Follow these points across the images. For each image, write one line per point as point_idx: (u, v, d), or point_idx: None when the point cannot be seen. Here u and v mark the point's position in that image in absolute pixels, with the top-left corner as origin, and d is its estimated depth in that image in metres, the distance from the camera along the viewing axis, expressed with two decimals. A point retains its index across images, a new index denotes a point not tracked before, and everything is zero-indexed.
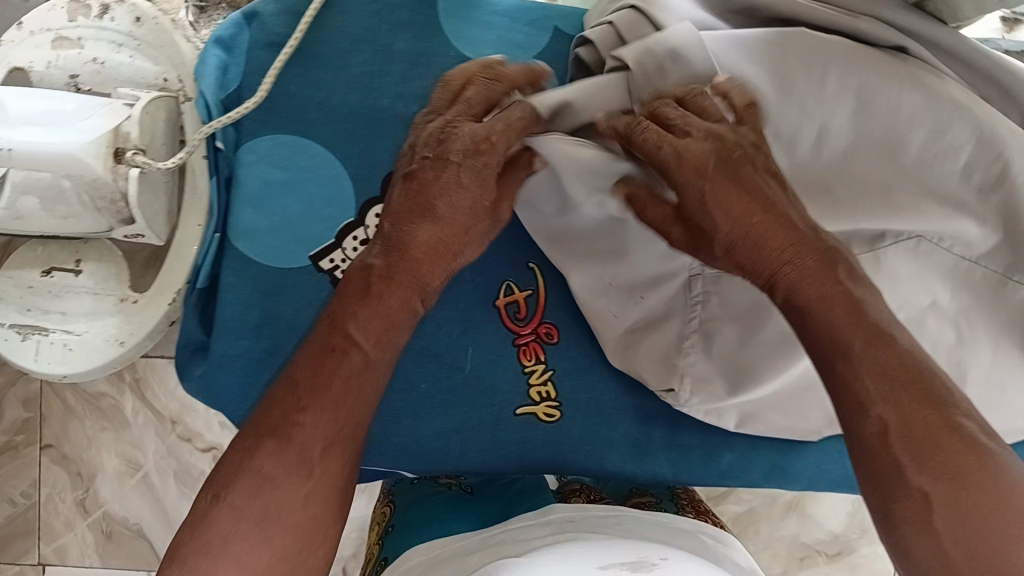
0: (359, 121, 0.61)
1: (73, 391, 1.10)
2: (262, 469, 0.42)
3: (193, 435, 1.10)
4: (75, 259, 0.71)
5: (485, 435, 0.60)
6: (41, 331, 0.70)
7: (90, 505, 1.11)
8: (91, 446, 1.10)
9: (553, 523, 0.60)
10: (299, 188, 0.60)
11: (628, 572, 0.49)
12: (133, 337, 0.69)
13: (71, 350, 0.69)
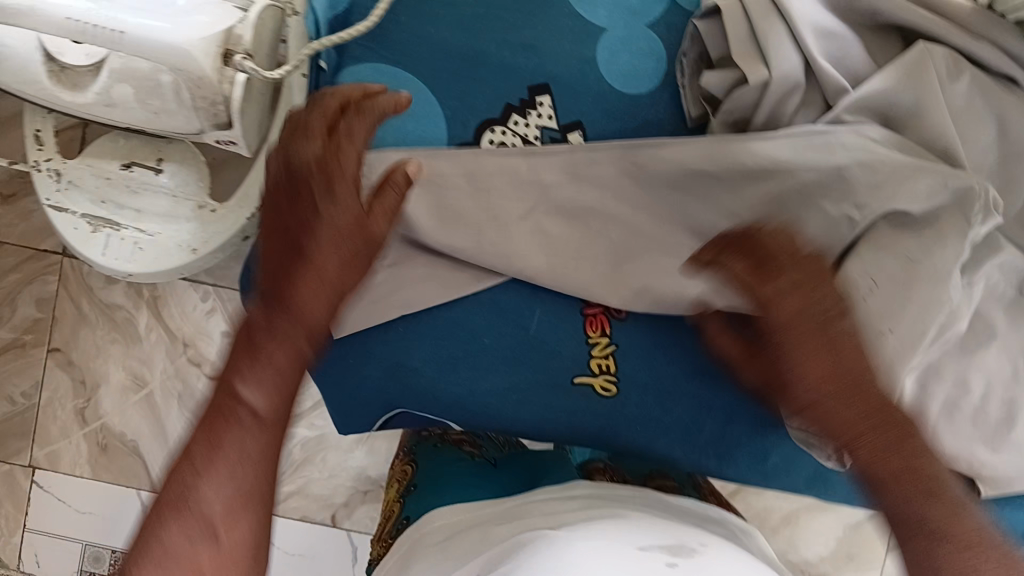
0: (462, 64, 0.66)
1: (88, 298, 1.09)
2: (201, 487, 0.48)
3: (203, 360, 1.09)
4: (155, 157, 0.77)
5: (541, 398, 0.65)
6: (115, 225, 0.78)
7: (89, 415, 1.10)
8: (99, 356, 1.09)
9: (581, 497, 0.66)
10: (394, 119, 0.65)
11: (668, 553, 0.54)
12: (204, 246, 0.78)
13: (140, 249, 0.77)
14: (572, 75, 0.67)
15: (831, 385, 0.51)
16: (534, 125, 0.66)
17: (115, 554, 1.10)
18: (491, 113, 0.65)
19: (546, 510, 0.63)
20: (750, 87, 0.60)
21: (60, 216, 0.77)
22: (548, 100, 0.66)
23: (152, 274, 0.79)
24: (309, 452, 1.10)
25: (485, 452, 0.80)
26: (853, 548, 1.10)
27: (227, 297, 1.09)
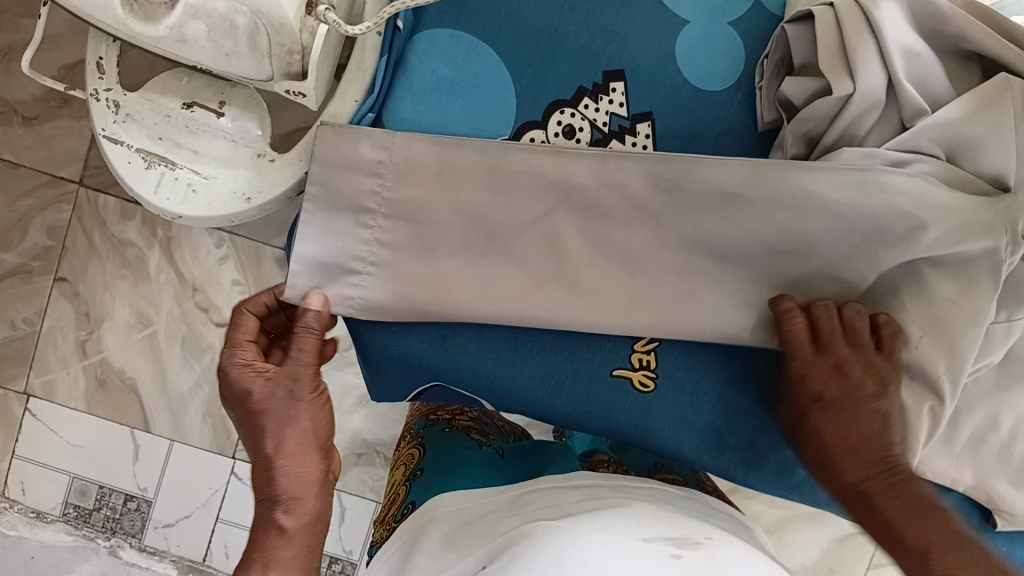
0: (541, 41, 0.68)
1: (101, 231, 1.07)
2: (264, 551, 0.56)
3: (210, 307, 1.08)
4: (218, 100, 0.77)
5: (579, 387, 0.68)
6: (169, 164, 0.76)
7: (89, 349, 1.09)
8: (106, 291, 1.08)
9: (584, 488, 0.65)
10: (463, 87, 0.67)
11: (674, 545, 0.54)
12: (260, 196, 0.75)
13: (194, 191, 0.76)
14: (648, 67, 0.69)
15: (875, 495, 0.57)
16: (603, 112, 0.68)
17: (100, 490, 1.10)
18: (563, 95, 0.68)
19: (546, 502, 0.62)
20: (829, 100, 0.61)
21: (112, 147, 0.75)
22: (621, 88, 0.69)
23: (203, 219, 0.77)
24: None
25: (491, 442, 0.82)
26: (835, 562, 1.11)
27: (242, 246, 1.07)
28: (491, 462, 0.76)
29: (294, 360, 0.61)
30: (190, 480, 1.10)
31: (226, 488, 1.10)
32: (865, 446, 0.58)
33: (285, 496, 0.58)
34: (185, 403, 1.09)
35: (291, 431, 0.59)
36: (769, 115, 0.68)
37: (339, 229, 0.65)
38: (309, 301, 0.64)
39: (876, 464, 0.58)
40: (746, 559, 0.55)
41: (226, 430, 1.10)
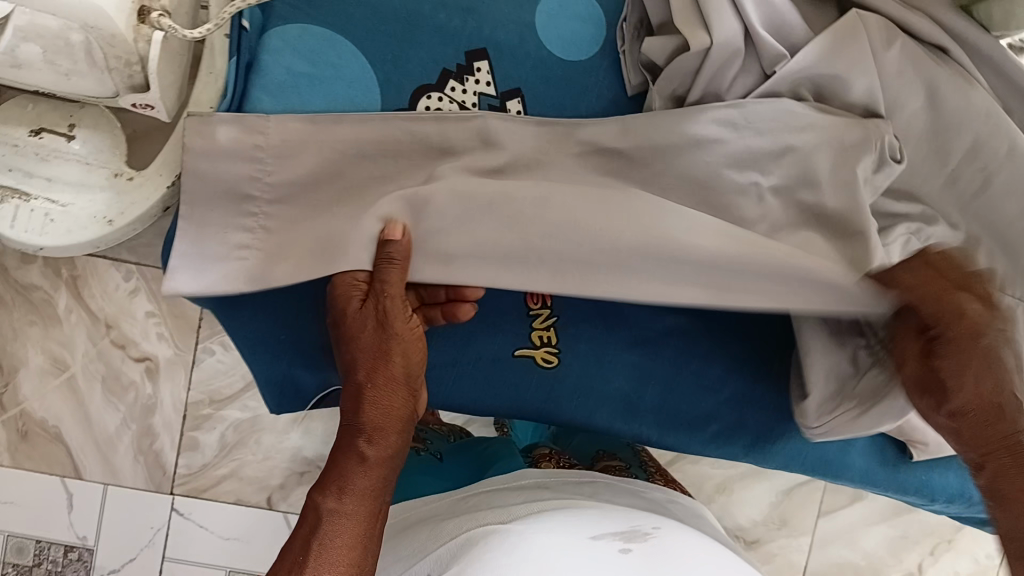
0: (396, 24, 0.71)
1: (3, 278, 1.03)
2: (343, 486, 0.61)
3: (127, 342, 1.04)
4: (67, 123, 0.78)
5: (480, 374, 0.75)
6: (22, 195, 0.78)
7: (7, 401, 1.05)
8: (16, 339, 1.04)
9: (527, 489, 0.67)
10: (320, 79, 0.70)
11: (621, 541, 0.57)
12: (117, 217, 0.78)
13: (52, 220, 0.78)
14: (509, 42, 0.73)
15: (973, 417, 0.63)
16: (471, 92, 0.72)
17: (38, 544, 1.07)
18: (428, 79, 0.72)
19: (494, 503, 0.64)
20: (691, 56, 0.67)
21: None
22: (485, 67, 0.72)
23: (63, 247, 0.79)
24: (242, 435, 1.07)
25: (431, 446, 0.82)
26: (786, 513, 1.13)
27: (152, 276, 1.04)
28: (434, 471, 0.76)
29: (383, 295, 0.66)
30: (130, 522, 1.07)
31: (168, 525, 1.07)
32: (979, 381, 0.63)
33: (369, 427, 0.63)
34: (113, 443, 1.06)
35: (387, 365, 0.65)
36: (638, 78, 0.73)
37: (215, 235, 0.69)
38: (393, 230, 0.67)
39: (995, 431, 0.62)
40: (688, 545, 0.59)
41: (162, 466, 1.07)
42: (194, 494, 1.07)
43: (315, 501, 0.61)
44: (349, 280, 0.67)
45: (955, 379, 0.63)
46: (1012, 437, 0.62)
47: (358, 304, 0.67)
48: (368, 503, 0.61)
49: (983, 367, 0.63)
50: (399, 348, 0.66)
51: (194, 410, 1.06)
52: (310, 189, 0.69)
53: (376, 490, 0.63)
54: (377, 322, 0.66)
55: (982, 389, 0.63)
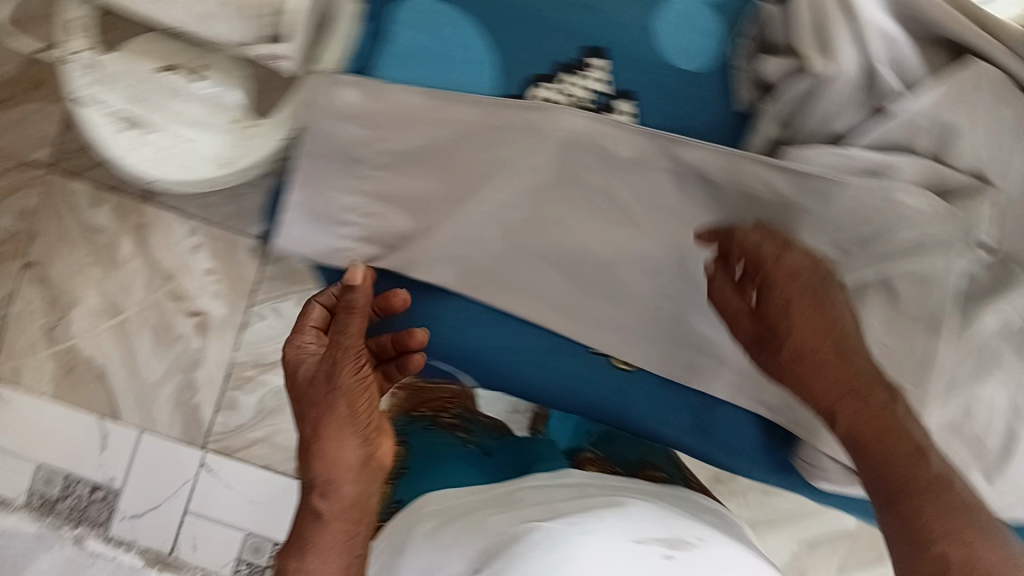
0: (519, 14, 0.73)
1: (72, 216, 1.05)
2: (314, 513, 0.61)
3: (183, 295, 1.06)
4: (198, 65, 0.86)
5: (550, 364, 0.75)
6: (148, 127, 0.87)
7: (58, 335, 1.07)
8: (76, 276, 1.06)
9: (573, 486, 0.68)
10: (443, 56, 0.72)
11: (668, 548, 0.57)
12: (234, 160, 0.87)
13: (171, 153, 0.87)
14: (624, 42, 0.73)
15: (830, 358, 0.57)
16: (582, 86, 0.73)
17: (66, 479, 1.08)
18: (542, 70, 0.73)
19: (534, 498, 0.64)
20: (813, 81, 0.66)
21: (94, 109, 0.85)
22: (597, 64, 0.73)
23: (176, 178, 0.88)
24: (280, 401, 1.09)
25: (477, 437, 0.83)
26: (806, 562, 1.11)
27: (216, 235, 1.05)
28: (479, 460, 0.77)
29: (335, 350, 0.68)
30: (159, 471, 1.09)
31: (196, 479, 1.09)
32: (931, 494, 0.50)
33: (322, 479, 0.62)
34: (155, 391, 1.08)
35: (334, 405, 0.65)
36: (747, 94, 0.73)
37: (334, 191, 0.75)
38: (355, 272, 0.73)
39: (905, 540, 0.50)
40: (725, 552, 0.60)
41: (198, 420, 1.08)
42: (226, 452, 1.09)
43: (282, 555, 0.60)
44: (302, 341, 0.70)
45: (887, 458, 0.53)
46: (955, 497, 0.50)
47: (312, 361, 0.69)
48: (342, 533, 0.59)
49: (886, 428, 0.54)
50: (348, 391, 0.65)
51: (238, 371, 1.08)
52: (423, 171, 0.73)
53: (338, 542, 0.59)
54: (325, 378, 0.66)
55: (900, 464, 0.52)
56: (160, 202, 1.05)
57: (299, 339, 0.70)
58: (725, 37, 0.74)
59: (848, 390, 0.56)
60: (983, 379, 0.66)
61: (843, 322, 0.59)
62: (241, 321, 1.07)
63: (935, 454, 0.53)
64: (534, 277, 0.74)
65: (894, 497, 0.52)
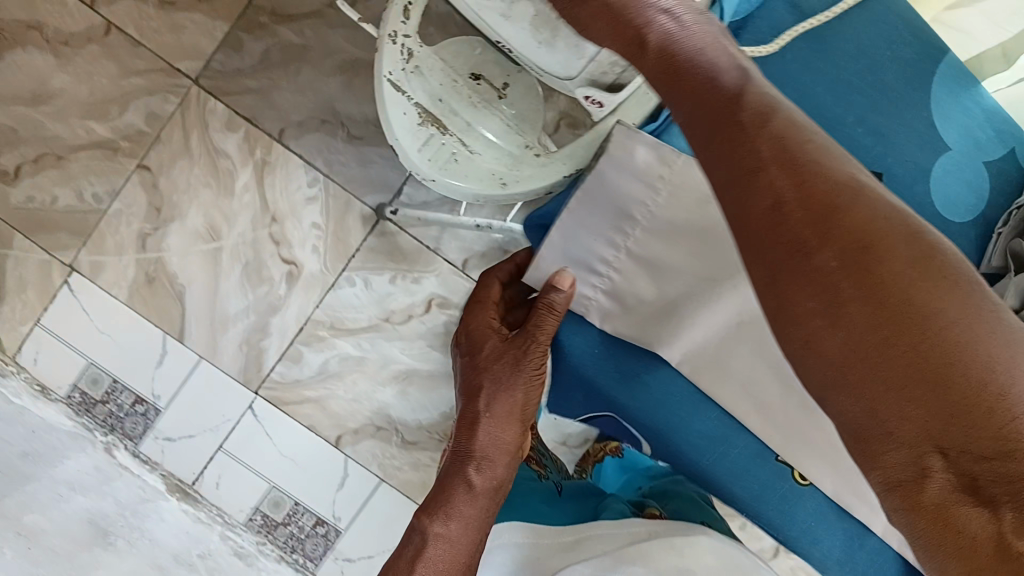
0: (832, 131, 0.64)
1: (200, 133, 1.05)
2: (464, 485, 0.64)
3: (283, 240, 1.06)
4: (503, 80, 0.72)
5: (725, 464, 0.60)
6: (441, 127, 0.69)
7: (150, 244, 1.06)
8: (186, 193, 1.06)
9: (637, 535, 0.67)
10: None
11: None
12: (514, 184, 0.68)
13: (456, 160, 0.69)
14: (902, 179, 0.64)
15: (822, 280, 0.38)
16: None
17: (114, 384, 1.08)
18: None
19: (601, 549, 0.65)
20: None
21: (390, 91, 0.66)
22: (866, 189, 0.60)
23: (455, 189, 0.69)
24: (344, 368, 1.09)
25: (549, 475, 0.89)
26: None
27: (334, 192, 1.06)
28: (554, 497, 0.82)
29: (528, 351, 0.62)
30: (205, 401, 1.08)
31: (239, 421, 1.09)
32: (839, 311, 0.37)
33: (484, 453, 0.65)
34: (226, 325, 1.07)
35: (509, 379, 0.65)
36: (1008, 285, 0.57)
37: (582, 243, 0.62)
38: (559, 281, 0.58)
39: (881, 333, 0.36)
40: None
41: (259, 364, 1.08)
42: (276, 403, 1.09)
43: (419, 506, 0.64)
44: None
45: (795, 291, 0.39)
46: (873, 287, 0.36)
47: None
48: (480, 508, 0.63)
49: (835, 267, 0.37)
50: (525, 355, 0.63)
51: (313, 328, 1.08)
52: (680, 260, 0.57)
53: (477, 522, 0.63)
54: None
55: (829, 288, 0.37)
56: (289, 145, 1.05)
57: (482, 313, 0.70)
58: (1002, 200, 0.65)
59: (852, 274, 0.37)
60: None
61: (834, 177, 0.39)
62: (330, 281, 1.07)
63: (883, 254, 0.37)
64: (752, 373, 0.56)
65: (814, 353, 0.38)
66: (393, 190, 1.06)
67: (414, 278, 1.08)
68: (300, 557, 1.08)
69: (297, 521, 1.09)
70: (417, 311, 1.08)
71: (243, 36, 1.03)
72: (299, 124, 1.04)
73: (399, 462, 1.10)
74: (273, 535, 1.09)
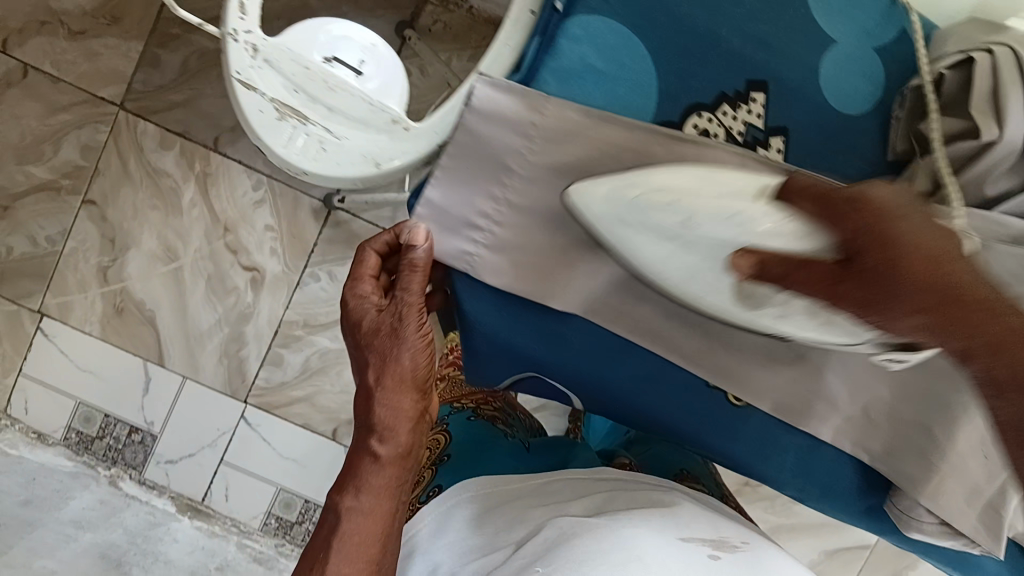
0: (695, 42, 0.59)
1: (137, 157, 1.04)
2: (366, 477, 0.54)
3: (240, 248, 1.06)
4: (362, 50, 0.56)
5: (661, 394, 0.66)
6: (301, 118, 0.55)
7: (111, 276, 1.06)
8: (135, 219, 1.05)
9: (606, 479, 0.68)
10: (612, 79, 0.58)
11: (710, 547, 0.57)
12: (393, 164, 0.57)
13: (324, 150, 0.56)
14: (793, 81, 0.61)
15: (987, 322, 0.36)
16: (740, 120, 0.60)
17: (106, 418, 1.09)
18: (705, 98, 0.60)
19: (569, 495, 0.64)
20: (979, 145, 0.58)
21: (241, 90, 0.54)
22: (762, 99, 0.61)
23: (328, 182, 0.58)
24: (326, 362, 1.09)
25: (516, 433, 0.85)
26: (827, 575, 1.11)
27: (280, 191, 1.05)
28: (519, 454, 0.78)
29: (401, 300, 0.57)
30: (198, 418, 1.09)
31: (234, 431, 1.09)
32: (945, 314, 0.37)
33: (389, 423, 0.55)
34: (202, 341, 1.08)
35: (390, 342, 0.57)
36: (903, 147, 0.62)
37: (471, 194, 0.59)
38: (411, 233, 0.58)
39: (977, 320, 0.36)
40: (782, 568, 0.58)
41: (242, 373, 1.09)
42: (266, 408, 1.09)
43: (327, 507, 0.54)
44: (360, 290, 0.59)
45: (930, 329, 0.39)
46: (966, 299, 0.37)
47: (373, 314, 0.58)
48: (389, 486, 0.54)
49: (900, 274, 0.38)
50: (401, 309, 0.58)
51: (287, 329, 1.08)
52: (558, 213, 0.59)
53: (396, 491, 0.55)
54: (391, 324, 0.57)
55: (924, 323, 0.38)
56: (226, 153, 1.04)
57: (358, 286, 0.59)
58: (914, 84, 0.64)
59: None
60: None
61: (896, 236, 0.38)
62: (295, 280, 1.07)
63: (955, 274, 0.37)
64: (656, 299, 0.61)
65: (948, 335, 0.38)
66: None
67: None
68: None
69: (310, 518, 1.10)
70: None
71: (158, 52, 1.02)
72: (232, 130, 1.04)
73: None
74: (290, 535, 1.10)
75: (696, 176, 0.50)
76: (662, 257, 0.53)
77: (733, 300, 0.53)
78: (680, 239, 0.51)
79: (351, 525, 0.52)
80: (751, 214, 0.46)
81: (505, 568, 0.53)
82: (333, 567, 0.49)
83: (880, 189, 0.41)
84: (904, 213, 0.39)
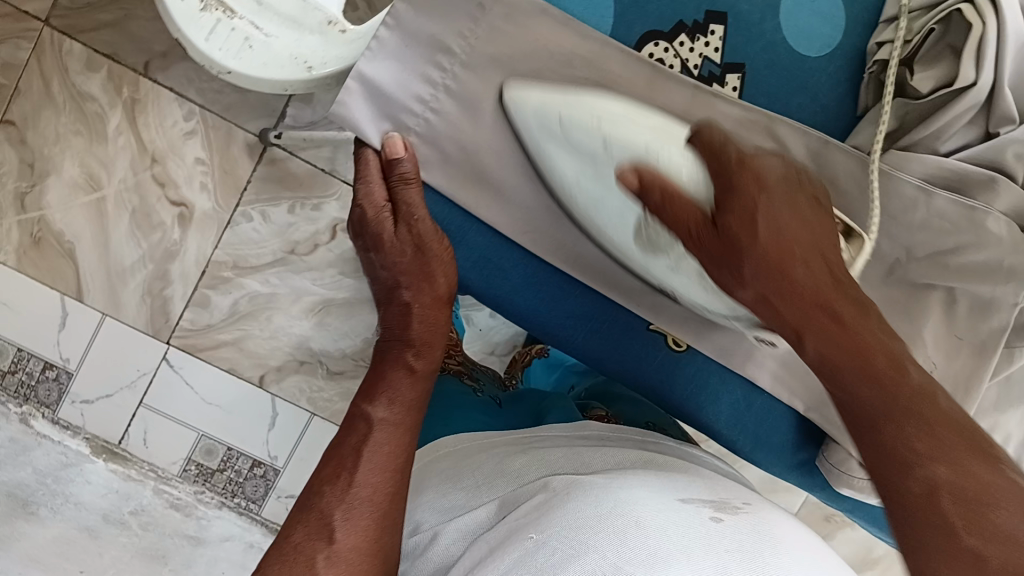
0: None
1: (61, 78, 0.98)
2: (403, 391, 0.60)
3: (168, 181, 1.01)
4: None
5: (612, 338, 0.66)
6: (229, 11, 0.58)
7: (28, 204, 1.00)
8: (57, 143, 0.99)
9: (591, 436, 0.64)
10: None
11: (715, 508, 0.50)
12: (325, 70, 0.60)
13: (251, 48, 0.59)
14: (751, 16, 0.61)
15: (835, 330, 0.48)
16: (697, 53, 0.61)
17: (19, 353, 1.03)
18: (661, 26, 0.61)
19: (552, 442, 0.62)
20: (946, 90, 0.57)
21: None
22: (720, 32, 0.61)
23: (254, 83, 0.60)
24: (254, 307, 1.05)
25: (483, 388, 0.83)
26: None
27: (213, 123, 1.00)
28: (489, 411, 0.75)
29: (411, 217, 0.62)
30: (117, 358, 1.04)
31: (155, 373, 1.05)
32: (842, 340, 0.48)
33: (419, 341, 0.64)
34: (124, 278, 1.03)
35: (421, 263, 0.63)
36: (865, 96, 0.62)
37: (408, 79, 0.59)
38: (392, 144, 0.60)
39: (863, 372, 0.47)
40: (790, 534, 0.49)
41: (166, 314, 1.04)
42: (190, 351, 1.05)
43: (354, 400, 0.61)
44: (375, 199, 0.63)
45: (765, 271, 0.49)
46: (849, 302, 0.49)
47: (390, 225, 0.64)
48: (420, 390, 0.62)
49: (822, 283, 0.49)
50: (416, 232, 0.62)
51: (215, 270, 1.03)
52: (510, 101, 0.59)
53: (417, 403, 0.61)
54: (415, 245, 0.63)
55: (790, 250, 0.49)
56: (157, 79, 0.98)
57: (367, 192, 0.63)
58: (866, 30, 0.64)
59: (926, 431, 0.44)
60: (1002, 408, 0.65)
61: (823, 288, 0.49)
62: (225, 219, 1.03)
63: (890, 344, 0.48)
64: None
65: (770, 292, 0.50)
66: (276, 114, 1.00)
67: (314, 204, 1.03)
68: (241, 500, 1.07)
69: (233, 466, 1.07)
70: (322, 238, 1.04)
71: None
72: (164, 55, 0.98)
73: (329, 394, 1.08)
74: (211, 483, 1.07)
75: (625, 107, 0.55)
76: (576, 178, 0.57)
77: (637, 235, 0.57)
78: (600, 160, 0.54)
79: (376, 447, 0.54)
80: (667, 154, 0.51)
81: (490, 532, 0.50)
82: (362, 477, 0.52)
83: (767, 164, 0.52)
84: (771, 197, 0.50)
